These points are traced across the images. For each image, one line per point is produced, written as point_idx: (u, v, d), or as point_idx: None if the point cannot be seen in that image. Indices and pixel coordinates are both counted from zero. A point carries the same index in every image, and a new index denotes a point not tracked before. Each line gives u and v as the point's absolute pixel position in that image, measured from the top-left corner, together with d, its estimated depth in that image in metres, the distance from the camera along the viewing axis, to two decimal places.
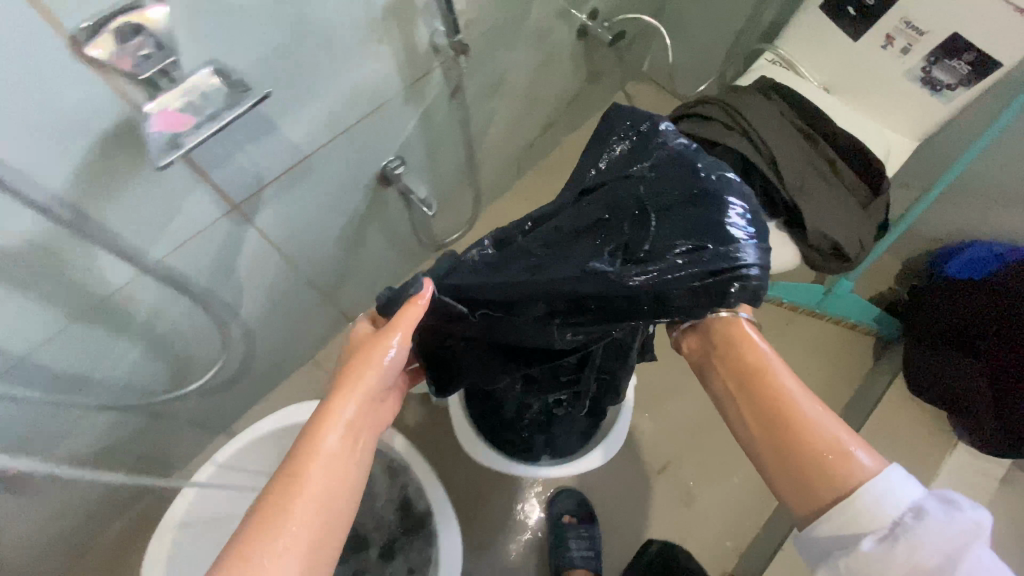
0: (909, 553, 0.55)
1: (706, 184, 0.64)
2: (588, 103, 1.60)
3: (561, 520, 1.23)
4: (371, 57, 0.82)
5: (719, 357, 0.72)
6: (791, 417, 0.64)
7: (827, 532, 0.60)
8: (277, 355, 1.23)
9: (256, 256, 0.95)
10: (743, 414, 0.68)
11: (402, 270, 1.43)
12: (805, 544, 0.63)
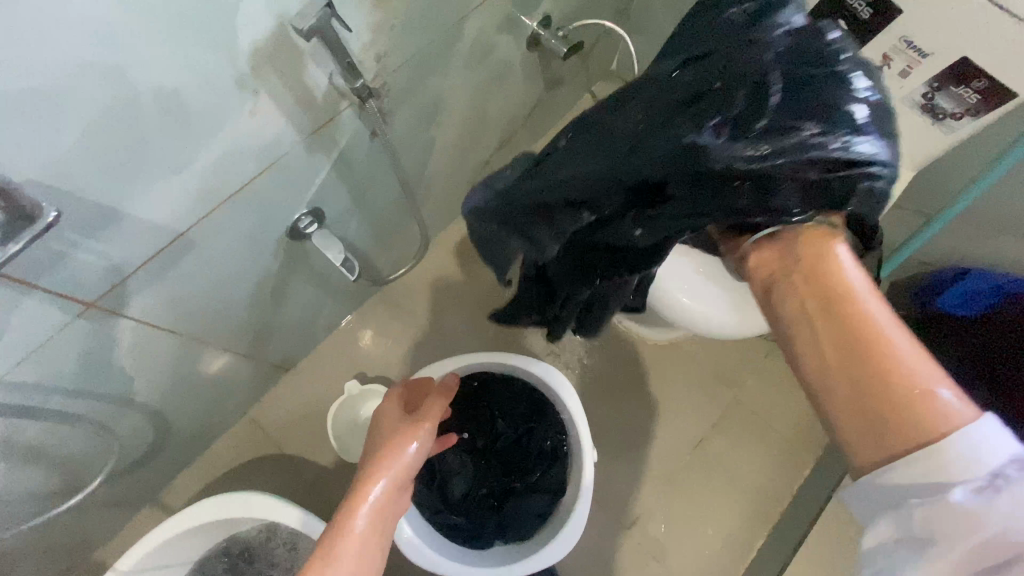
0: (1016, 508, 0.40)
1: (834, 70, 0.53)
2: (550, 111, 1.43)
3: None
4: (246, 114, 0.65)
5: (796, 275, 0.54)
6: (872, 344, 0.47)
7: (877, 490, 0.47)
8: (197, 423, 1.09)
9: (142, 343, 0.80)
10: (814, 339, 0.50)
11: (343, 312, 1.28)
12: (859, 502, 0.49)
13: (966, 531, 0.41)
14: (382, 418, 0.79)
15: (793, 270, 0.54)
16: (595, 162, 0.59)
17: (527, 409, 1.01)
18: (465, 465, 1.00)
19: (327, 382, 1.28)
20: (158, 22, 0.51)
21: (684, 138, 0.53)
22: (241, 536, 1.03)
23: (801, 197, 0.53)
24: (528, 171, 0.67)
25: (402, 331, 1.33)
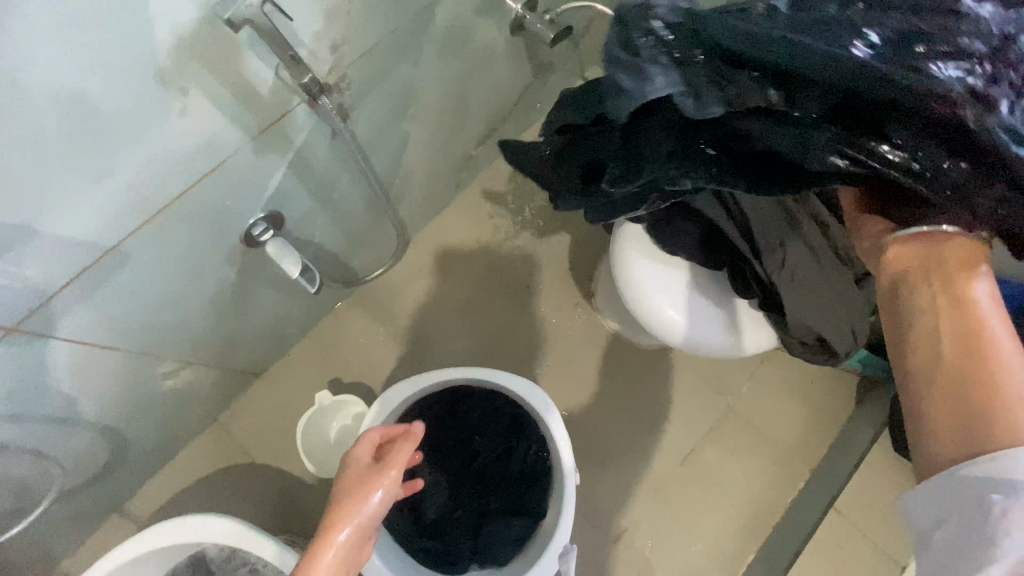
0: None
1: None
2: (540, 100, 1.33)
3: None
4: (176, 117, 0.58)
5: (931, 274, 0.49)
6: (991, 358, 0.43)
7: (947, 486, 0.43)
8: (160, 435, 1.04)
9: (80, 364, 0.74)
10: (929, 333, 0.46)
11: (317, 315, 1.22)
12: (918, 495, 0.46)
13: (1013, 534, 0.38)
14: (352, 458, 0.71)
15: (929, 270, 0.49)
16: (829, 37, 0.45)
17: (506, 428, 0.95)
18: (438, 487, 0.94)
19: (301, 387, 1.22)
20: (53, 19, 0.43)
21: (937, 66, 0.44)
22: (204, 554, 0.98)
23: (1005, 196, 0.45)
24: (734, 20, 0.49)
25: (380, 333, 1.26)
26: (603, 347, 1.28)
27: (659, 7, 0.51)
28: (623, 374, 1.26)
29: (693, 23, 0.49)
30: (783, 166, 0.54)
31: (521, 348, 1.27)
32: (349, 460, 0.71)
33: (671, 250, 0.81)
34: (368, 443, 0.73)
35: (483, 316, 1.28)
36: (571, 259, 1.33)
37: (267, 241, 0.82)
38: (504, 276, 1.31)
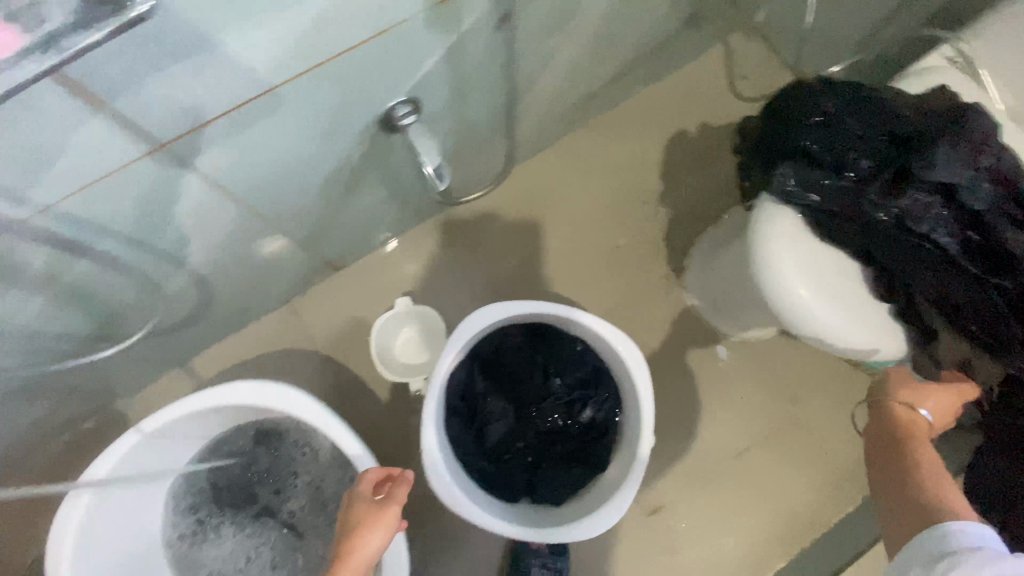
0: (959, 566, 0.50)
1: None
2: (677, 54, 1.24)
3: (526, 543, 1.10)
4: None
5: (888, 417, 0.70)
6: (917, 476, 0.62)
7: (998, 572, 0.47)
8: (236, 304, 1.04)
9: (201, 206, 0.72)
10: (885, 464, 0.66)
11: (401, 225, 1.18)
12: (927, 557, 0.53)
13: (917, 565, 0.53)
14: (355, 493, 0.79)
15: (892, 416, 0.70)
16: None
17: (584, 375, 0.93)
18: (506, 416, 0.93)
19: (373, 291, 1.21)
20: None
21: None
22: (257, 424, 1.00)
23: None
24: (987, 166, 0.67)
25: (459, 258, 1.23)
26: (679, 325, 1.22)
27: (946, 125, 0.68)
28: (696, 357, 1.21)
29: (975, 147, 0.67)
30: (970, 258, 0.68)
31: (595, 306, 1.21)
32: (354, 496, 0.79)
33: (835, 244, 0.73)
34: (370, 478, 0.80)
35: (565, 264, 1.22)
36: (670, 227, 1.24)
37: (406, 126, 0.78)
38: (596, 229, 1.24)
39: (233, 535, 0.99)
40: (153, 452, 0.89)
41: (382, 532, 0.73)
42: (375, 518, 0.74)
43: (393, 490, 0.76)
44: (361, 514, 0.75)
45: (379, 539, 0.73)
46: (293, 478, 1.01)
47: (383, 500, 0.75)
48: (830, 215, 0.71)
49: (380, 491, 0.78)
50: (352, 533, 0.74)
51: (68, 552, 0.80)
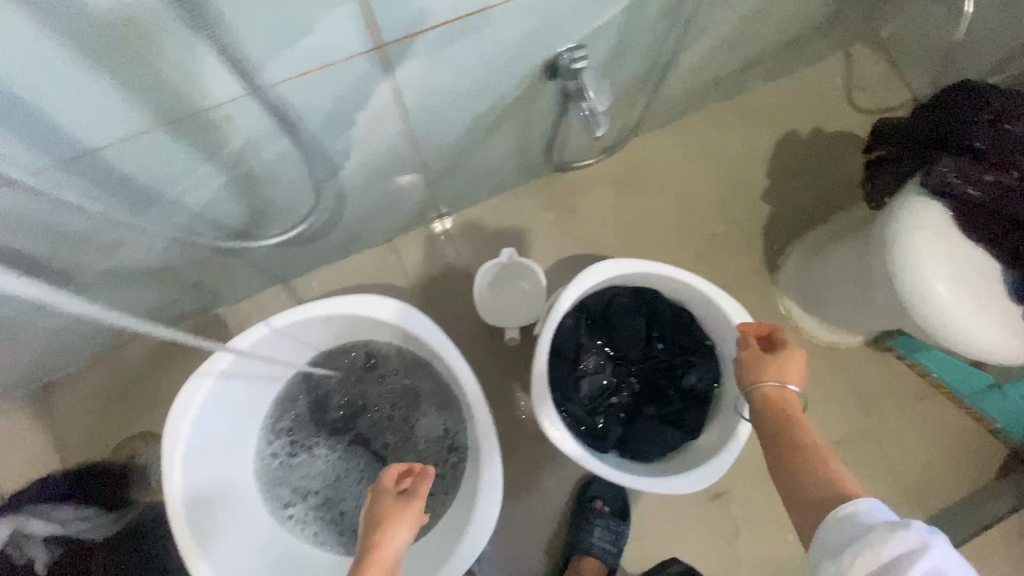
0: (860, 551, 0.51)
1: None
2: (800, 57, 1.26)
3: (591, 505, 1.12)
4: None
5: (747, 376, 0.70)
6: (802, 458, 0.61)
7: (897, 542, 0.49)
8: (355, 227, 1.08)
9: (376, 119, 0.76)
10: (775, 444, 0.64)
11: (514, 179, 1.22)
12: (833, 544, 0.53)
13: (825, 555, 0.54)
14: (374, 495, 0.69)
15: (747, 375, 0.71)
16: None
17: (689, 343, 0.94)
18: (604, 374, 0.96)
19: (471, 242, 1.24)
20: None
21: None
22: (361, 347, 1.06)
23: None
24: None
25: (558, 223, 1.26)
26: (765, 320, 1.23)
27: None
28: None
29: None
30: None
31: None
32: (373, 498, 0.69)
33: (981, 238, 0.77)
34: (386, 475, 0.70)
35: (661, 244, 1.24)
36: (772, 224, 1.25)
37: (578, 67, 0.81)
38: (696, 214, 1.25)
39: (326, 454, 1.04)
40: (270, 352, 0.94)
41: (404, 539, 0.64)
42: (397, 521, 0.64)
43: (412, 494, 0.67)
44: (381, 515, 0.65)
45: (400, 545, 0.64)
46: (388, 406, 1.07)
47: (405, 499, 0.67)
48: (986, 207, 0.75)
49: (398, 490, 0.68)
50: (371, 538, 0.64)
51: (190, 426, 0.86)
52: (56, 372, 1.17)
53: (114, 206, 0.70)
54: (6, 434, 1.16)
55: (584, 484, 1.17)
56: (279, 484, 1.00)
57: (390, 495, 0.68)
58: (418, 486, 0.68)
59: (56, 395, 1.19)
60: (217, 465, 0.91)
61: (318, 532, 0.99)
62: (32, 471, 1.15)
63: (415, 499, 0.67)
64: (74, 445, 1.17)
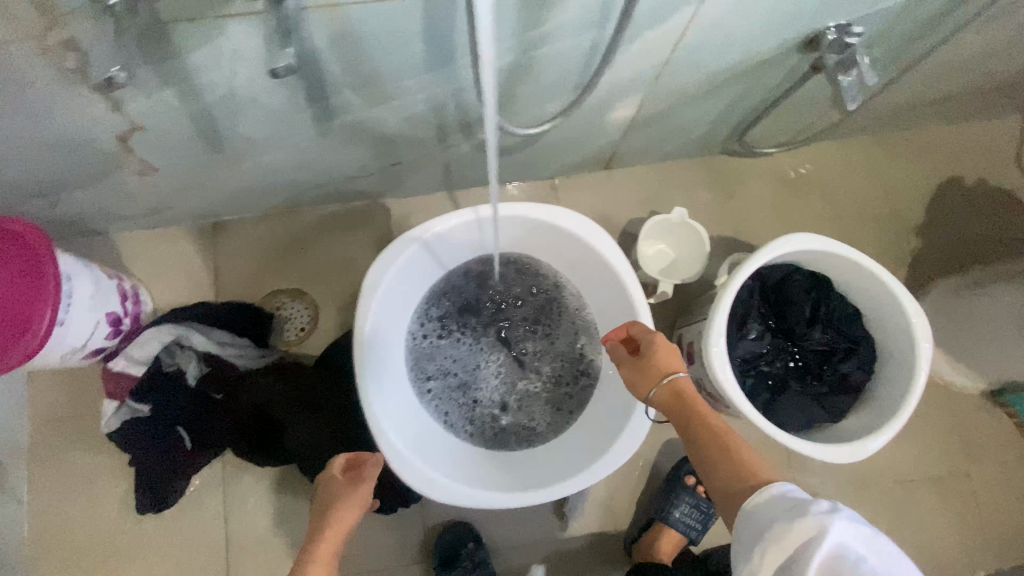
0: (781, 531, 0.60)
1: None
2: (984, 107, 1.30)
3: (684, 481, 1.17)
4: None
5: (651, 382, 0.80)
6: (721, 445, 0.74)
7: (804, 527, 0.58)
8: (549, 152, 1.14)
9: (652, 46, 0.82)
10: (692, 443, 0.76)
11: (692, 149, 1.27)
12: (753, 533, 0.63)
13: (752, 536, 0.63)
14: (326, 485, 0.78)
15: (650, 383, 0.81)
16: None
17: (853, 332, 0.98)
18: (762, 341, 0.99)
19: (630, 199, 1.30)
20: None
21: None
22: (522, 256, 1.11)
23: None
24: None
25: (715, 203, 1.31)
26: None
27: None
28: None
29: None
30: None
31: None
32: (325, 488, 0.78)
33: None
34: (338, 464, 0.80)
35: None
36: (920, 258, 1.29)
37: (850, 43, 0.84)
38: (847, 230, 1.30)
39: (469, 347, 1.12)
40: (454, 237, 1.01)
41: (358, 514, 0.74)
42: (356, 492, 0.75)
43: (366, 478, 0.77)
44: (337, 492, 0.76)
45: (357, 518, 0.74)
46: (533, 319, 1.13)
47: (360, 477, 0.77)
48: None
49: (347, 473, 0.79)
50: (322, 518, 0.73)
51: (382, 285, 0.94)
52: (229, 215, 1.26)
53: (420, 56, 0.77)
54: (175, 257, 1.26)
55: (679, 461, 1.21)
56: (425, 361, 1.08)
57: (342, 482, 0.77)
58: (370, 469, 0.78)
59: (221, 236, 1.27)
60: (387, 327, 1.00)
61: (450, 412, 1.07)
62: (191, 297, 1.25)
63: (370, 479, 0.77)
64: (228, 284, 1.25)
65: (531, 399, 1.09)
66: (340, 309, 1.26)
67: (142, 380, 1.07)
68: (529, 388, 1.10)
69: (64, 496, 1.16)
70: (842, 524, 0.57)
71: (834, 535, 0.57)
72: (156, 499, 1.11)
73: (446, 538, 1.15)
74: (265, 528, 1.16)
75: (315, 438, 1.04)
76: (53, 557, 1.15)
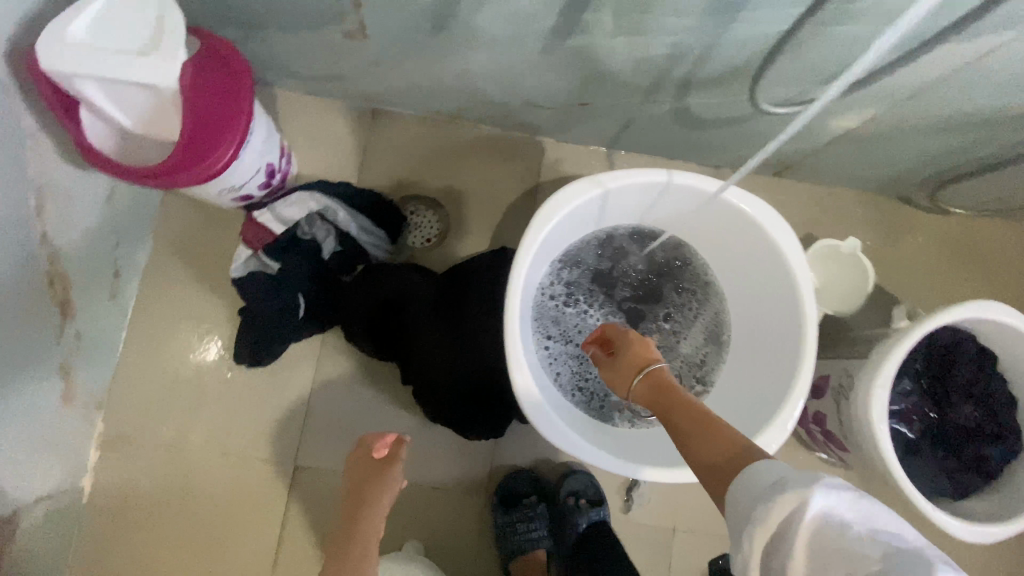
0: (765, 513, 0.45)
1: None
2: None
3: (569, 501, 1.13)
4: None
5: (626, 374, 0.71)
6: (705, 429, 0.59)
7: (785, 504, 0.44)
8: (740, 139, 1.08)
9: (942, 57, 0.76)
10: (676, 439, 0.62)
11: (874, 183, 1.21)
12: (742, 521, 0.47)
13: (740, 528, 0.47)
14: (349, 486, 0.87)
15: (625, 376, 0.72)
16: None
17: (1005, 419, 0.93)
18: (904, 398, 0.96)
19: (789, 216, 1.24)
20: None
21: None
22: (677, 244, 1.08)
23: None
24: None
25: (873, 248, 1.24)
26: None
27: None
28: None
29: None
30: None
31: None
32: (348, 483, 0.87)
33: None
34: (354, 462, 0.88)
35: None
36: None
37: None
38: None
39: (595, 316, 1.08)
40: (632, 198, 0.96)
41: (388, 493, 0.86)
42: (380, 489, 0.85)
43: (381, 476, 0.86)
44: (352, 496, 0.85)
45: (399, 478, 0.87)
46: (666, 310, 1.08)
47: (383, 468, 0.87)
48: None
49: (368, 459, 0.88)
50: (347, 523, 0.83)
51: (553, 221, 0.91)
52: (391, 107, 1.23)
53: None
54: (328, 132, 1.24)
55: (557, 482, 1.17)
56: (550, 316, 1.05)
57: (357, 481, 0.87)
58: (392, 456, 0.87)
59: (376, 125, 1.25)
60: (536, 267, 0.96)
61: (562, 373, 1.04)
62: (332, 175, 1.23)
63: (390, 471, 0.87)
64: (370, 173, 1.23)
65: None
66: (470, 231, 1.22)
67: (279, 239, 1.06)
68: None
69: (167, 325, 1.18)
70: (825, 497, 0.43)
71: (816, 511, 0.43)
72: (253, 355, 1.11)
73: (512, 481, 1.14)
74: (346, 415, 1.17)
75: (428, 351, 1.05)
76: (141, 378, 1.17)
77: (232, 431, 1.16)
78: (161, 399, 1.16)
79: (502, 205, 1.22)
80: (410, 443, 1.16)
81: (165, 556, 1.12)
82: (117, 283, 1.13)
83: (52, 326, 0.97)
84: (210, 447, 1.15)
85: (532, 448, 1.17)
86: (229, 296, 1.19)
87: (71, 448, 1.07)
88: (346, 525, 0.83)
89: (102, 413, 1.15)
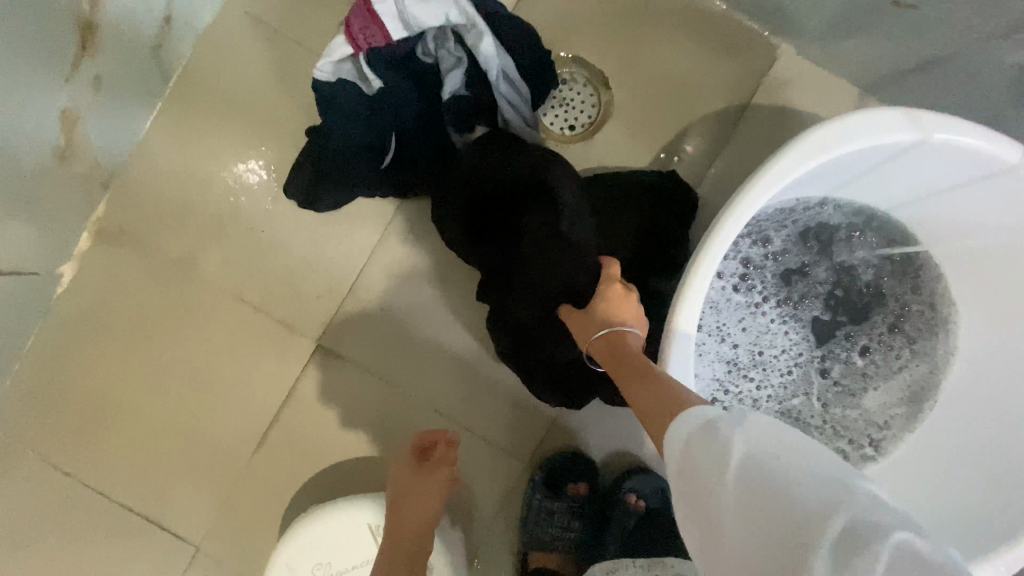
0: (700, 459, 0.41)
1: None
2: None
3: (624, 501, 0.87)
4: None
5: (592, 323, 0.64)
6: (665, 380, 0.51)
7: (714, 452, 0.40)
8: None
9: None
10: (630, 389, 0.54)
11: None
12: (691, 479, 0.41)
13: (689, 486, 0.41)
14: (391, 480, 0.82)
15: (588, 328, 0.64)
16: None
17: None
18: None
19: None
20: None
21: None
22: (910, 263, 0.76)
23: None
24: None
25: None
26: None
27: None
28: None
29: None
30: None
31: None
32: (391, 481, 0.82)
33: None
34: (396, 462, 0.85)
35: None
36: None
37: None
38: None
39: (767, 319, 0.77)
40: (920, 171, 0.64)
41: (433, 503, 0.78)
42: (420, 489, 0.79)
43: (422, 480, 0.79)
44: (395, 494, 0.80)
45: (443, 483, 0.79)
46: (857, 344, 0.78)
47: (425, 467, 0.80)
48: None
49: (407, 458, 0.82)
50: (392, 526, 0.77)
51: (828, 157, 0.58)
52: None
53: None
54: None
55: (620, 471, 0.91)
56: (717, 292, 0.74)
57: (398, 480, 0.80)
58: (437, 458, 0.80)
59: None
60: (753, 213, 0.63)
61: (704, 372, 0.74)
62: None
63: (433, 474, 0.79)
64: (533, 7, 0.88)
65: (796, 420, 0.77)
66: (635, 134, 0.88)
67: (394, 49, 0.76)
68: (803, 409, 0.77)
69: (216, 114, 0.90)
70: (749, 423, 0.41)
71: (743, 436, 0.40)
72: (307, 194, 0.83)
73: (564, 462, 0.89)
74: (396, 309, 0.91)
75: (540, 273, 0.74)
76: (165, 169, 0.90)
77: (257, 276, 0.91)
78: (184, 203, 0.90)
79: (688, 117, 0.88)
80: (462, 372, 0.90)
81: (137, 390, 0.90)
82: (166, 34, 0.83)
83: (66, 50, 0.69)
84: (224, 285, 0.91)
85: (611, 436, 0.91)
86: (302, 107, 0.90)
87: (59, 221, 0.83)
88: (389, 526, 0.78)
89: (109, 192, 0.90)
